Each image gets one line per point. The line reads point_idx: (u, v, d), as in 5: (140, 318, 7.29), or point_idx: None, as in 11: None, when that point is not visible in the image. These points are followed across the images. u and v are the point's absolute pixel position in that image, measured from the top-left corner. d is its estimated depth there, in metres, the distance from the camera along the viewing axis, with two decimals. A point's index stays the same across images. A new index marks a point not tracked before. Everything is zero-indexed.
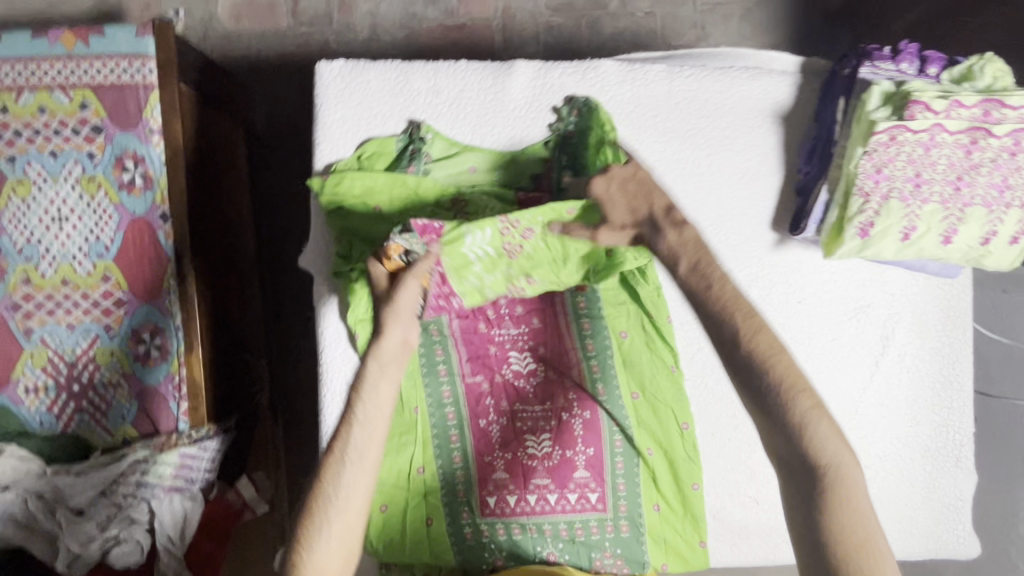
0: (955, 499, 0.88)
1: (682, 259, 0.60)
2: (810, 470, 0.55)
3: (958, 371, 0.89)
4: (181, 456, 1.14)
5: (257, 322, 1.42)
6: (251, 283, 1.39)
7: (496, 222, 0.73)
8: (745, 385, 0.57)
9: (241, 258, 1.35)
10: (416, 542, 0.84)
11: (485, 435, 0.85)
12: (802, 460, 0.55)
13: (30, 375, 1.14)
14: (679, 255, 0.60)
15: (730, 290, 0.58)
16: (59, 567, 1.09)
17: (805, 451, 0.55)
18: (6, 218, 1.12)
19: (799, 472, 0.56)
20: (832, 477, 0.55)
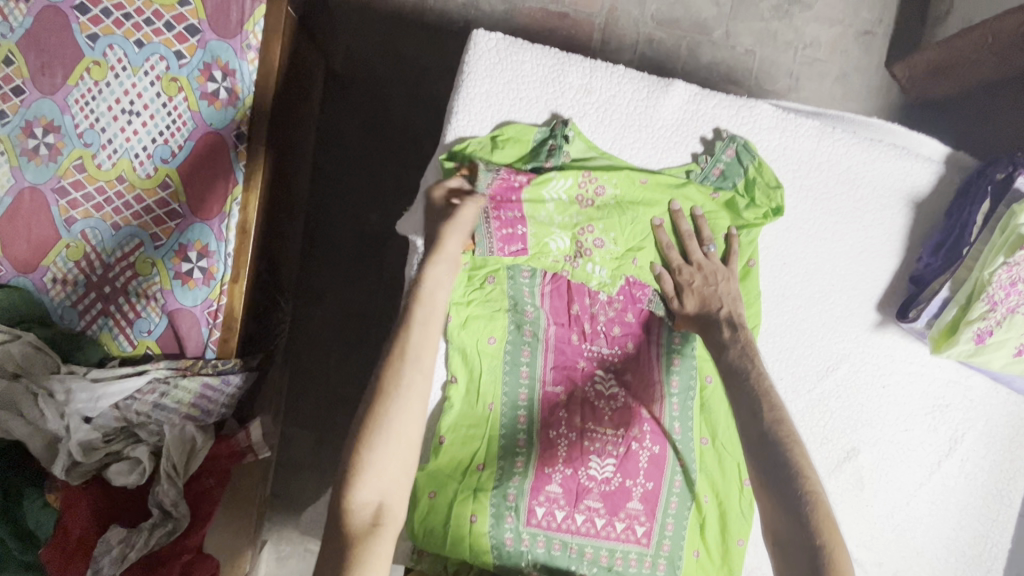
0: None
1: (730, 348, 0.76)
2: (804, 548, 0.62)
3: (1012, 487, 0.89)
4: (203, 385, 1.08)
5: (293, 263, 1.35)
6: (296, 224, 1.34)
7: (579, 172, 0.78)
8: (763, 458, 0.67)
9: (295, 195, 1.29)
10: (456, 541, 0.79)
11: (551, 447, 0.82)
12: (799, 535, 0.63)
13: (60, 266, 1.06)
14: (726, 346, 0.76)
15: (764, 381, 0.72)
16: (54, 473, 0.99)
17: (808, 526, 0.63)
18: (74, 97, 1.05)
19: (794, 547, 0.62)
20: (831, 555, 0.61)
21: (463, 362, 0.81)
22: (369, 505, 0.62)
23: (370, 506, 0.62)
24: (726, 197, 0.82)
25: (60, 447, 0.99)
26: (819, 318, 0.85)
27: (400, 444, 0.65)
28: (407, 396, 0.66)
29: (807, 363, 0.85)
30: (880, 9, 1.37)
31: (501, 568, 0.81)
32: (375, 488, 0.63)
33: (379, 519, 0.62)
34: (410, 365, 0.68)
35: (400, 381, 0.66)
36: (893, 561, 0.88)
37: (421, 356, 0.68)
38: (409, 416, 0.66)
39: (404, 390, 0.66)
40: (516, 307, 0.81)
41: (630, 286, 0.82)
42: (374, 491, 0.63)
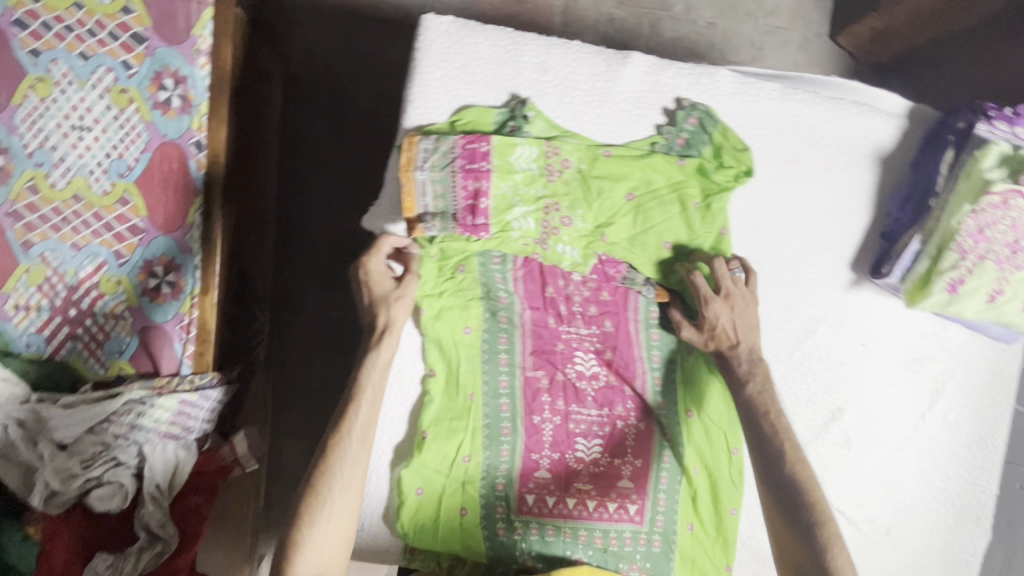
0: (968, 555, 0.91)
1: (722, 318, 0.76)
2: None
3: (995, 434, 0.90)
4: (180, 403, 1.04)
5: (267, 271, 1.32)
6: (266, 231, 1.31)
7: (543, 142, 0.77)
8: None
9: (263, 202, 1.27)
10: (449, 534, 0.80)
11: (536, 432, 0.82)
12: None
13: (22, 292, 1.03)
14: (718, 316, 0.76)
15: None
16: (32, 503, 0.96)
17: None
18: (20, 116, 1.01)
19: None
20: None
21: (440, 353, 0.80)
22: None
23: None
24: (694, 164, 0.80)
25: (36, 477, 0.97)
26: (795, 282, 0.85)
27: (341, 521, 0.71)
28: (348, 475, 0.71)
29: (786, 328, 0.85)
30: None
31: (497, 558, 0.81)
32: (315, 564, 0.69)
33: None
34: (351, 444, 0.72)
35: (342, 460, 0.72)
36: (885, 517, 0.89)
37: (365, 436, 0.73)
38: (349, 493, 0.72)
39: (347, 472, 0.71)
40: (490, 293, 0.80)
41: (603, 265, 0.81)
42: (314, 567, 0.69)
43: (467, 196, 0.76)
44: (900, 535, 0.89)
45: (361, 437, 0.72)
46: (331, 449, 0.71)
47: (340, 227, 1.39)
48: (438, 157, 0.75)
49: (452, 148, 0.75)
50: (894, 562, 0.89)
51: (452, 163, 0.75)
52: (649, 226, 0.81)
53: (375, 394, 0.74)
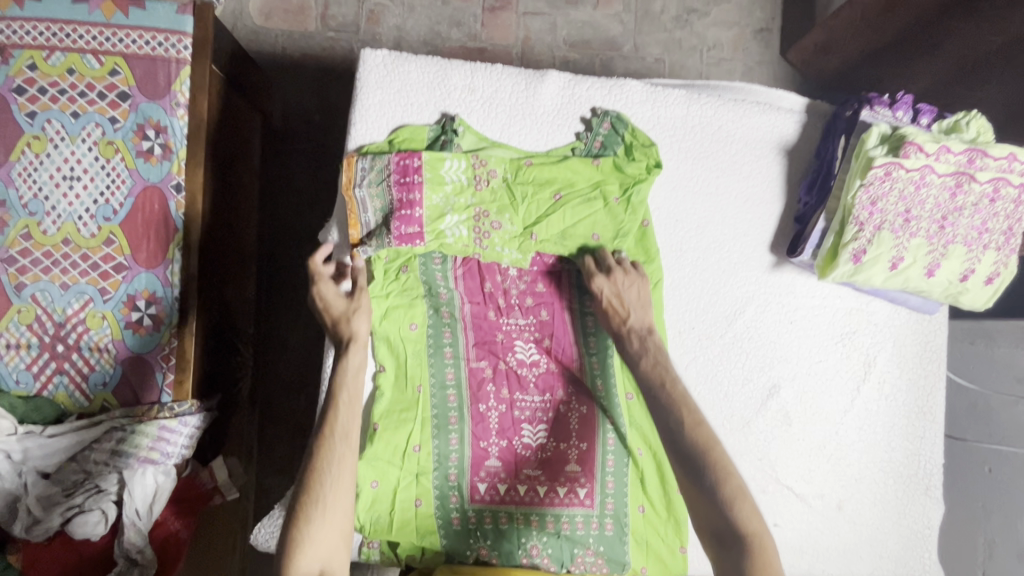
0: (923, 527, 0.93)
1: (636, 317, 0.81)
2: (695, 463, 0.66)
3: (932, 402, 0.93)
4: (160, 429, 1.13)
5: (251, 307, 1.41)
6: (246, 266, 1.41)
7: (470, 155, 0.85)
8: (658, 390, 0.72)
9: (243, 241, 1.36)
10: (403, 525, 0.84)
11: (483, 419, 0.87)
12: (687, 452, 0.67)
13: (13, 331, 1.12)
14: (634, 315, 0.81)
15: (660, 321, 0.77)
16: (17, 531, 1.06)
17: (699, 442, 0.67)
18: (16, 171, 1.12)
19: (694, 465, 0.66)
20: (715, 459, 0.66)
21: (389, 350, 0.86)
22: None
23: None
24: (609, 163, 0.89)
25: (20, 505, 1.08)
26: (718, 267, 0.91)
27: (337, 517, 0.71)
28: (337, 470, 0.72)
29: (714, 310, 0.91)
30: (770, 9, 1.50)
31: (451, 546, 0.85)
32: (315, 562, 0.68)
33: None
34: (336, 440, 0.73)
35: (329, 458, 0.72)
36: (834, 491, 0.91)
37: (349, 433, 0.74)
38: (341, 489, 0.72)
39: (335, 468, 0.72)
40: (431, 291, 0.87)
41: (540, 257, 0.89)
42: (316, 565, 0.68)
43: (400, 204, 0.83)
44: (852, 509, 0.91)
45: (344, 437, 0.73)
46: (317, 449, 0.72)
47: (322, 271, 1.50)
48: (377, 172, 0.83)
49: (387, 165, 0.83)
50: (848, 536, 0.91)
51: (388, 177, 0.83)
52: (576, 223, 0.88)
53: (352, 397, 0.76)
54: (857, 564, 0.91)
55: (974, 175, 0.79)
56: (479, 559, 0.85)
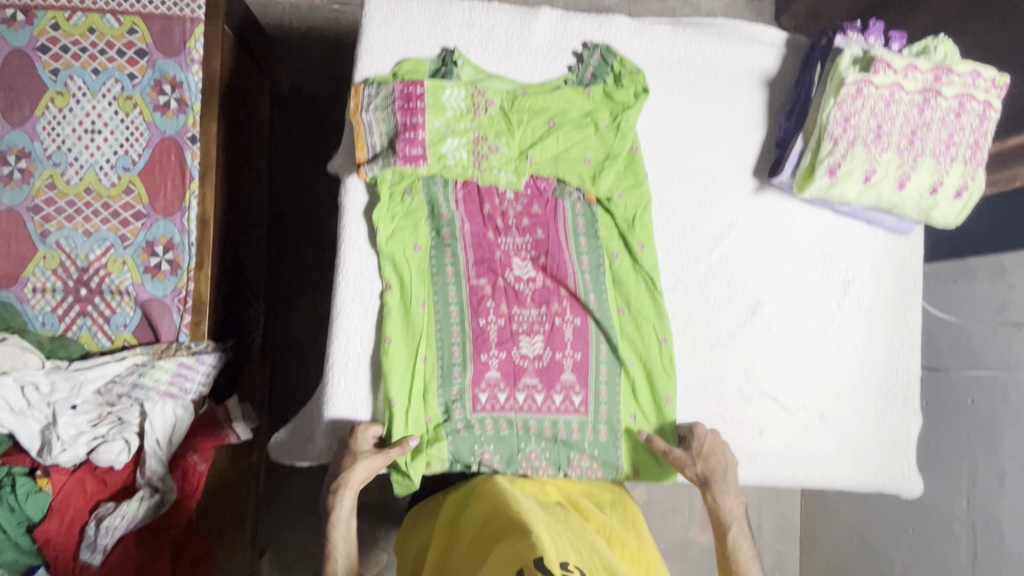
0: (902, 436, 0.98)
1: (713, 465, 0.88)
2: None
3: (909, 318, 0.99)
4: (178, 364, 1.21)
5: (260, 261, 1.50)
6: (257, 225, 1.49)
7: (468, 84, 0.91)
8: None
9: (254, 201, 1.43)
10: (412, 429, 0.90)
11: (483, 332, 0.93)
12: None
13: (39, 276, 1.22)
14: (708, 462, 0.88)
15: None
16: (45, 458, 1.12)
17: None
18: (41, 125, 1.19)
19: None
20: None
21: (394, 269, 0.91)
22: None
23: None
24: (599, 91, 0.94)
25: (48, 435, 1.13)
26: (705, 192, 0.97)
27: None
28: None
29: (700, 233, 0.96)
30: None
31: (457, 453, 0.91)
32: None
33: None
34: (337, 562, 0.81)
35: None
36: (816, 402, 0.96)
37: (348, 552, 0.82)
38: None
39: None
40: (433, 212, 0.93)
41: (535, 180, 0.95)
42: None
43: (406, 126, 0.88)
44: (834, 419, 0.97)
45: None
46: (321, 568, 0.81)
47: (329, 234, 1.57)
48: (382, 99, 0.89)
49: (391, 92, 0.89)
50: (830, 444, 0.97)
51: (393, 102, 0.89)
52: (569, 147, 0.94)
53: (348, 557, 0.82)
54: (839, 472, 0.96)
55: (940, 90, 0.86)
56: (482, 463, 0.92)
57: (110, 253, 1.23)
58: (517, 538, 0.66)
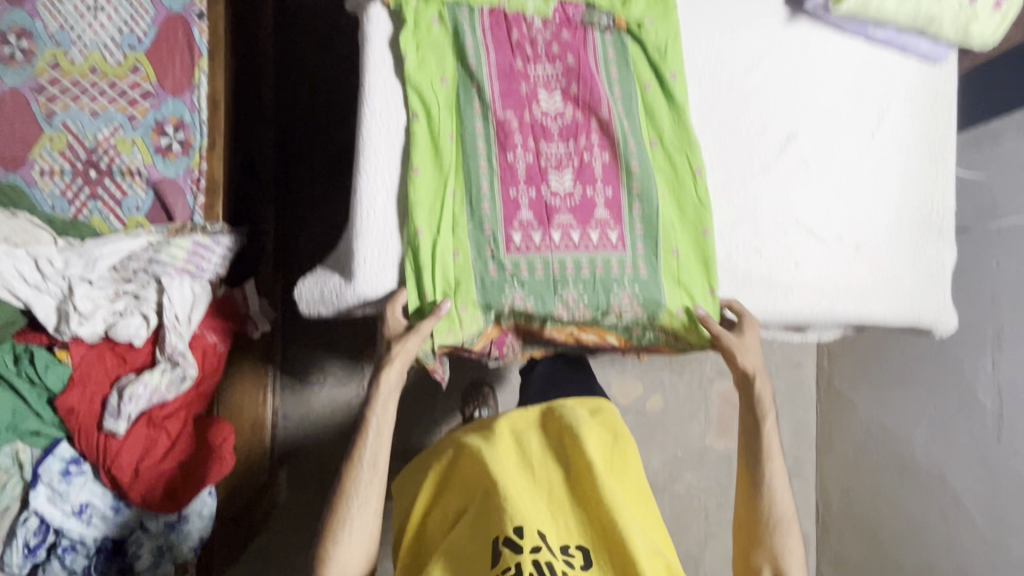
0: (937, 267, 0.98)
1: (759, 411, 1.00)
2: None
3: (943, 148, 0.97)
4: (194, 243, 1.20)
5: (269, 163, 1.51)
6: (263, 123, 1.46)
7: None
8: None
9: (262, 100, 1.44)
10: (445, 261, 0.88)
11: (511, 168, 0.89)
12: None
13: (46, 158, 1.22)
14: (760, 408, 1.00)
15: None
16: (62, 330, 1.09)
17: None
18: (42, 3, 1.22)
19: None
20: None
21: (420, 100, 0.88)
22: None
23: None
24: None
25: (64, 307, 1.10)
26: (737, 22, 0.94)
27: (360, 535, 0.85)
28: (364, 494, 0.86)
29: (731, 65, 0.94)
30: None
31: (487, 297, 0.89)
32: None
33: None
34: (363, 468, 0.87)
35: (357, 484, 0.86)
36: (852, 234, 0.95)
37: (376, 457, 0.88)
38: (367, 509, 0.86)
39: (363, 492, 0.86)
40: (460, 40, 0.89)
41: (563, 9, 0.92)
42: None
43: None
44: (871, 252, 0.95)
45: (371, 461, 0.87)
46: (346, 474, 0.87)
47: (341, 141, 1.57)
48: None
49: None
50: (867, 275, 0.95)
51: None
52: None
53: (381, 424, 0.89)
54: (876, 304, 0.96)
55: None
56: (514, 305, 0.89)
57: (119, 134, 1.23)
58: (528, 517, 0.86)
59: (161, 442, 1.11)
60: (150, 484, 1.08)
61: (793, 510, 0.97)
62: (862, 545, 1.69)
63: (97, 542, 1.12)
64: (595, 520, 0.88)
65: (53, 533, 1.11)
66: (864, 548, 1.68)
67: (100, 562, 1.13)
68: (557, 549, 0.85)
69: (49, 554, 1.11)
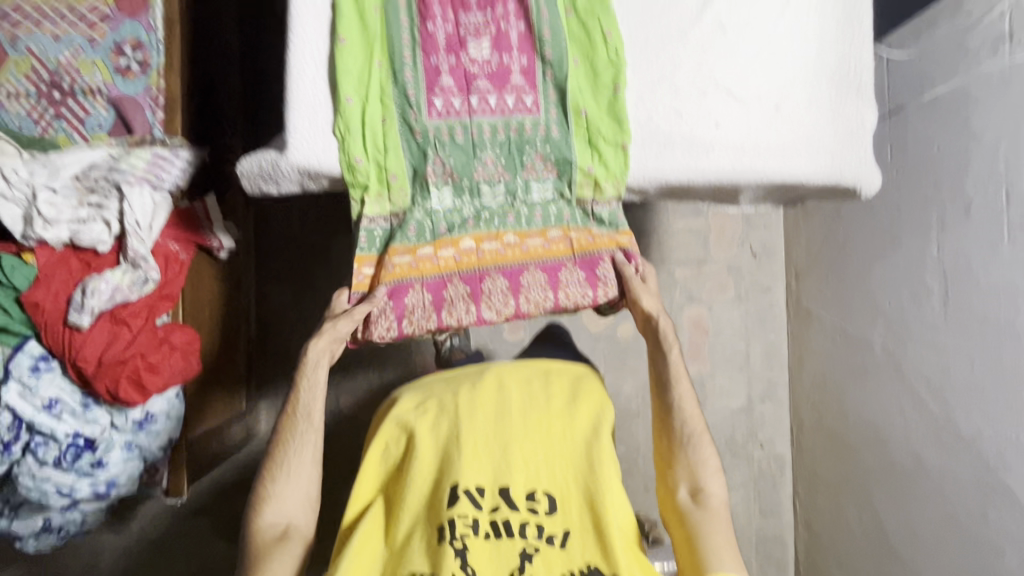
0: (858, 126, 1.01)
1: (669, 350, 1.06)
2: None
3: (859, 9, 1.00)
4: (154, 155, 1.25)
5: (237, 100, 1.57)
6: (225, 56, 1.52)
7: None
8: None
9: (224, 35, 1.49)
10: (372, 130, 0.92)
11: (431, 38, 0.93)
12: None
13: (12, 81, 1.28)
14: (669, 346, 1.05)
15: None
16: (30, 233, 1.14)
17: None
18: None
19: None
20: None
21: None
22: (278, 524, 0.99)
23: (278, 525, 0.99)
24: None
25: (30, 212, 1.15)
26: None
27: (295, 478, 1.00)
28: (298, 443, 1.01)
29: None
30: None
31: (413, 162, 0.96)
32: (280, 514, 0.99)
33: (284, 534, 0.98)
34: (300, 420, 1.01)
35: (294, 434, 1.01)
36: (770, 95, 0.98)
37: (310, 413, 1.02)
38: (303, 457, 1.01)
39: (297, 441, 1.01)
40: None
41: None
42: (279, 517, 0.99)
43: None
44: (790, 112, 0.98)
45: (304, 415, 1.01)
46: (285, 424, 1.02)
47: None
48: None
49: None
50: (789, 134, 0.98)
51: None
52: None
53: (313, 382, 1.02)
54: (796, 161, 0.98)
55: None
56: (437, 165, 0.96)
57: (80, 57, 1.28)
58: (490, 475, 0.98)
59: (123, 340, 1.14)
60: (113, 375, 1.12)
61: (702, 425, 1.06)
62: (832, 457, 1.71)
63: (68, 438, 1.15)
64: (558, 474, 0.98)
65: (27, 429, 1.14)
66: (835, 458, 1.70)
67: (71, 455, 1.16)
68: (524, 497, 0.96)
69: (24, 451, 1.15)
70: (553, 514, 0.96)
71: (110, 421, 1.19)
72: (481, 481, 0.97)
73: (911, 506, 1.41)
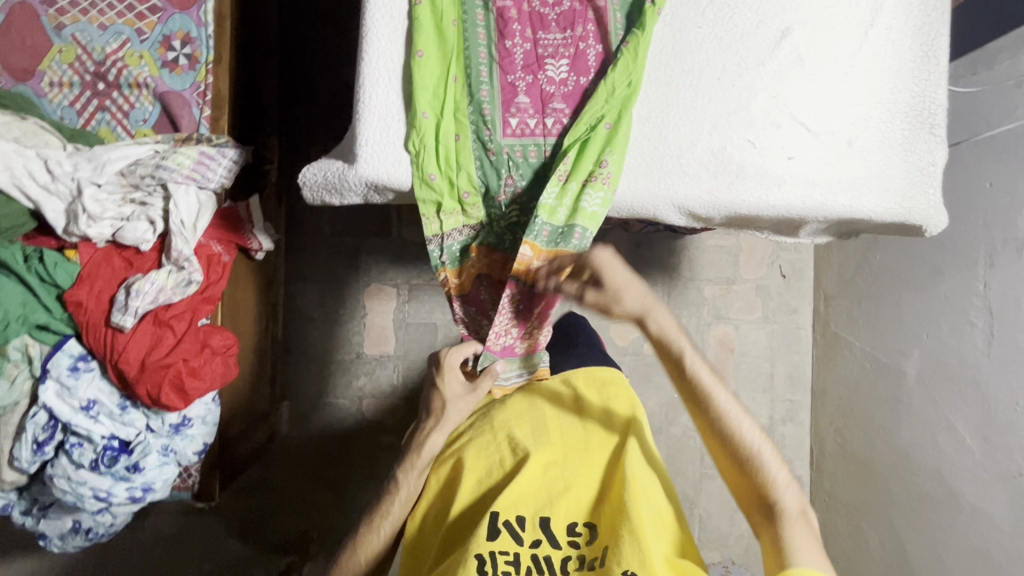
0: (928, 165, 1.00)
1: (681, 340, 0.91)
2: None
3: (936, 46, 0.99)
4: (200, 153, 1.20)
5: (275, 98, 1.55)
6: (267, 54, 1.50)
7: None
8: None
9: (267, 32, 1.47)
10: (445, 147, 0.91)
11: (509, 56, 0.91)
12: None
13: (55, 70, 1.24)
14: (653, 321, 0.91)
15: None
16: (74, 229, 1.12)
17: None
18: None
19: None
20: None
21: None
22: None
23: None
24: None
25: (73, 207, 1.12)
26: None
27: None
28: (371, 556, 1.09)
29: None
30: None
31: (486, 180, 0.94)
32: None
33: None
34: (376, 534, 1.09)
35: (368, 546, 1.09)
36: (845, 129, 0.97)
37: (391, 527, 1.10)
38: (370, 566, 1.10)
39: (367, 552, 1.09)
40: None
41: None
42: None
43: None
44: (863, 147, 0.97)
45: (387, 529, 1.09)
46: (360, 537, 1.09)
47: (342, 80, 1.63)
48: None
49: None
50: (862, 171, 0.97)
51: None
52: None
53: (404, 499, 1.10)
54: (867, 197, 0.97)
55: None
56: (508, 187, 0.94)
57: (127, 48, 1.25)
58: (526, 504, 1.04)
59: (162, 344, 1.12)
60: (156, 379, 1.09)
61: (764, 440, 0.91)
62: (854, 482, 1.72)
63: (104, 440, 1.13)
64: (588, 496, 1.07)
65: (61, 430, 1.13)
66: (857, 484, 1.71)
67: (106, 459, 1.13)
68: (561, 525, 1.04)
69: (57, 452, 1.14)
70: (594, 541, 1.02)
71: (145, 424, 1.16)
72: (519, 513, 1.03)
73: (940, 539, 1.41)
